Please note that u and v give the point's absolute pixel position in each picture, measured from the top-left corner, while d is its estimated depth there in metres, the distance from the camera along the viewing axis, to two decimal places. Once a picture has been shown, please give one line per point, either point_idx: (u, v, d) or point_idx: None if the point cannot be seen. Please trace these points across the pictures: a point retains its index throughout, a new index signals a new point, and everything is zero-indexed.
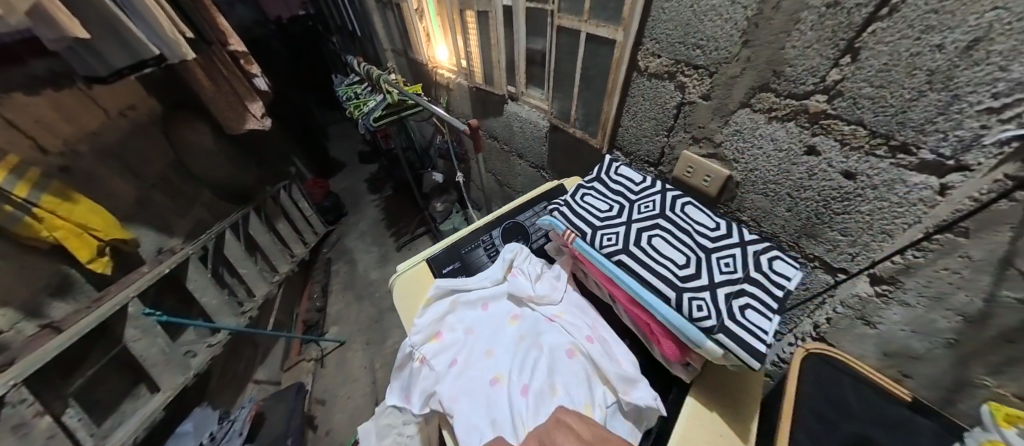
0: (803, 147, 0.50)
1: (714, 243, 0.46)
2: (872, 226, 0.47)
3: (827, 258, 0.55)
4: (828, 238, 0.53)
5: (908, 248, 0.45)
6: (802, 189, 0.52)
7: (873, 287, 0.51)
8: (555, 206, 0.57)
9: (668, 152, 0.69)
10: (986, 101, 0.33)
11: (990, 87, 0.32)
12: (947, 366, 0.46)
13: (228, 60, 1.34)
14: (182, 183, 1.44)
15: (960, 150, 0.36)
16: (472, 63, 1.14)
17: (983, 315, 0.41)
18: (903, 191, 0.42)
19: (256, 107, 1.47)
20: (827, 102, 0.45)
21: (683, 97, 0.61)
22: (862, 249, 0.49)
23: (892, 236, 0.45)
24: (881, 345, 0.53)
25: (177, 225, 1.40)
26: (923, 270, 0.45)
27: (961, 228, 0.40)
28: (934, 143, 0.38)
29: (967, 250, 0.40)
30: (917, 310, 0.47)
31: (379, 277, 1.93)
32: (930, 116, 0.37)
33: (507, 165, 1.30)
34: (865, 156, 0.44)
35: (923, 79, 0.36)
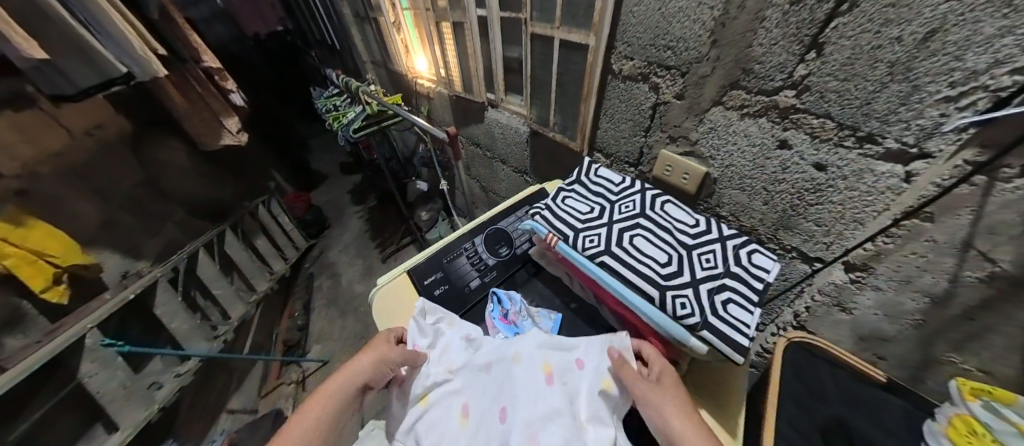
0: (775, 141, 0.50)
1: (694, 240, 0.46)
2: (844, 215, 0.48)
3: (804, 248, 0.55)
4: (803, 229, 0.53)
5: (878, 235, 0.46)
6: (777, 182, 0.53)
7: (848, 275, 0.52)
8: (537, 210, 0.55)
9: (647, 152, 0.69)
10: (944, 90, 0.34)
11: (947, 76, 0.33)
12: (915, 345, 0.48)
13: (201, 75, 1.30)
14: (152, 203, 1.38)
15: (922, 138, 0.37)
16: (450, 71, 1.14)
17: (947, 295, 0.42)
18: (871, 181, 0.43)
19: (231, 122, 1.43)
20: (795, 97, 0.46)
21: (657, 97, 0.61)
22: (837, 239, 0.50)
23: (863, 224, 0.46)
24: (856, 329, 0.55)
25: (145, 247, 1.34)
26: (893, 255, 0.46)
27: (926, 213, 0.41)
28: (897, 133, 0.39)
29: (932, 234, 0.41)
30: (888, 293, 0.48)
31: (365, 290, 1.87)
32: (894, 106, 0.38)
33: (490, 171, 1.29)
34: (835, 148, 0.45)
35: (885, 71, 0.37)
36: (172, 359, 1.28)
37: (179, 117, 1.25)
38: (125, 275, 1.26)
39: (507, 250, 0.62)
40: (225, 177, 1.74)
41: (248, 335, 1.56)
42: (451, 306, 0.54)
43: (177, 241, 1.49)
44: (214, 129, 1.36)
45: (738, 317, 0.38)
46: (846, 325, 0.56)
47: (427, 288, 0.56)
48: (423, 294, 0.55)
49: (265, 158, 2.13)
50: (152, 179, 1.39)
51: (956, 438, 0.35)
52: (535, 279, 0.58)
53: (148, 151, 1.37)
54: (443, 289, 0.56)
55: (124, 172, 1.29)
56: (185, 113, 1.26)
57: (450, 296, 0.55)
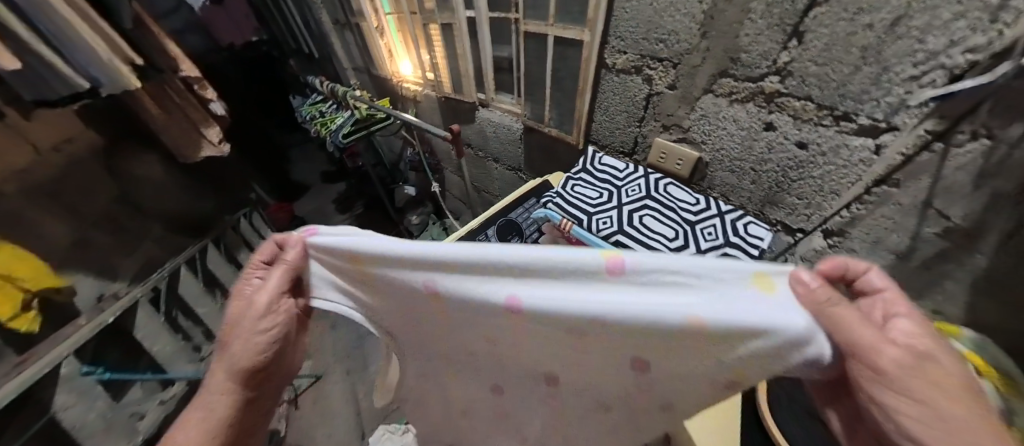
0: (762, 124, 0.54)
1: (696, 216, 0.48)
2: (823, 187, 0.52)
3: (788, 221, 0.60)
4: (788, 203, 0.58)
5: (852, 203, 0.50)
6: (764, 162, 0.57)
7: (826, 240, 0.57)
8: (549, 198, 0.57)
9: (641, 141, 0.72)
10: (909, 70, 0.38)
11: (911, 58, 0.37)
12: None
13: (180, 85, 1.22)
14: (127, 219, 1.28)
15: (891, 113, 0.41)
16: (439, 73, 1.14)
17: (908, 248, 0.48)
18: (847, 154, 0.47)
19: (211, 132, 1.34)
20: (779, 82, 0.50)
21: (651, 88, 0.64)
22: (818, 210, 0.54)
23: (840, 194, 0.51)
24: None
25: (120, 267, 1.24)
26: (866, 221, 0.50)
27: (894, 179, 0.45)
28: (869, 110, 0.43)
29: (897, 199, 0.45)
30: (861, 255, 0.54)
31: None
32: (867, 85, 0.42)
33: (483, 170, 1.29)
34: (815, 127, 0.49)
35: (858, 54, 0.41)
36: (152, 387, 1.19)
37: (156, 128, 1.18)
38: (102, 296, 1.18)
39: (519, 240, 0.60)
40: (207, 189, 1.64)
41: None
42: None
43: (155, 260, 1.39)
44: (194, 140, 1.28)
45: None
46: None
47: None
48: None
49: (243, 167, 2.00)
50: (125, 196, 1.27)
51: None
52: None
53: (122, 165, 1.26)
54: None
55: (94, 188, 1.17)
56: (163, 125, 1.19)
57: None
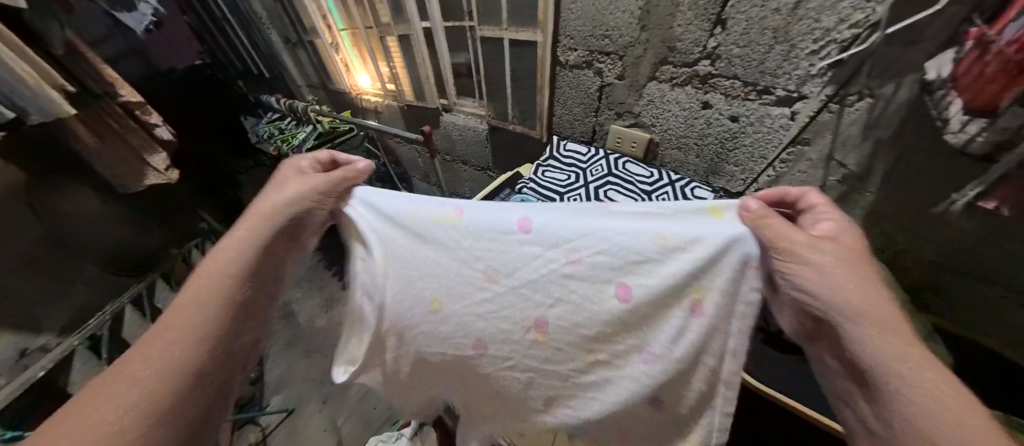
0: (700, 103, 0.60)
1: (652, 187, 0.54)
2: (753, 154, 0.59)
3: (728, 187, 0.66)
4: (728, 172, 0.64)
5: (776, 163, 0.57)
6: (706, 137, 0.63)
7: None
8: (523, 185, 0.59)
9: (599, 129, 0.77)
10: (811, 45, 0.45)
11: (810, 36, 0.44)
12: None
13: (119, 111, 1.08)
14: (56, 263, 1.16)
15: (800, 84, 0.48)
16: (400, 83, 1.14)
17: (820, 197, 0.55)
18: (770, 122, 0.54)
19: (156, 158, 1.21)
20: (711, 65, 0.56)
21: (602, 80, 0.69)
22: (751, 175, 0.61)
23: (767, 158, 0.57)
24: None
25: (47, 317, 1.14)
26: (787, 177, 0.57)
27: (805, 139, 0.52)
28: (783, 83, 0.50)
29: (810, 155, 0.53)
30: None
31: (327, 324, 1.42)
32: (779, 62, 0.49)
33: (453, 174, 1.29)
34: (743, 102, 0.55)
35: (771, 35, 0.47)
36: None
37: (91, 160, 1.07)
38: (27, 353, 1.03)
39: None
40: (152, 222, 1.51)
41: None
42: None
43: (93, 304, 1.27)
44: (139, 170, 1.17)
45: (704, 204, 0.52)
46: None
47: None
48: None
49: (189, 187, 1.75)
50: (54, 233, 1.14)
51: None
52: None
53: (51, 202, 1.10)
54: None
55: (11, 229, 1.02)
56: (100, 157, 1.08)
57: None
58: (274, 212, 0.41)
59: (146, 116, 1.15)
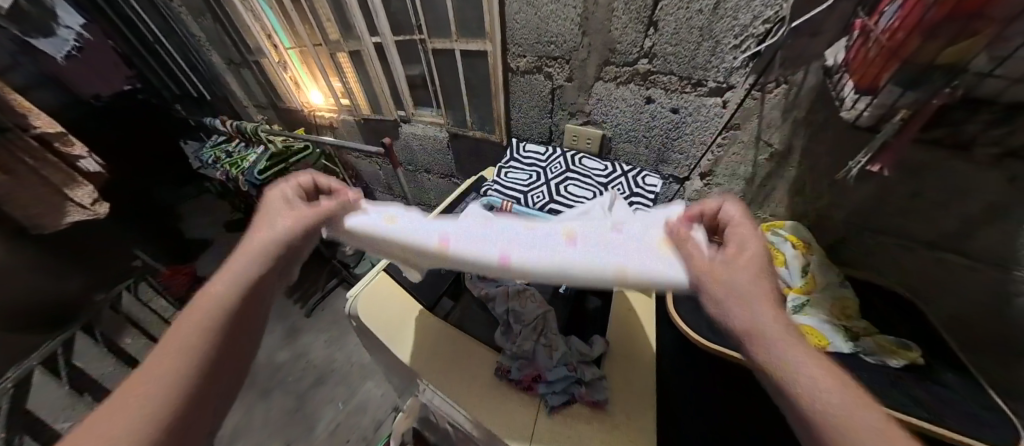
0: (644, 99, 0.64)
1: (607, 179, 0.56)
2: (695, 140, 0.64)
3: (676, 173, 0.71)
4: (675, 158, 0.69)
5: (715, 146, 0.63)
6: (652, 129, 0.67)
7: (702, 181, 0.69)
8: (487, 187, 0.59)
9: (555, 129, 0.79)
10: (732, 41, 0.49)
11: (731, 33, 0.49)
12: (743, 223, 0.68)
13: (37, 144, 0.95)
14: None
15: (727, 76, 0.53)
16: (355, 98, 1.11)
17: (754, 174, 0.62)
18: (706, 112, 0.59)
19: (81, 193, 1.06)
20: (649, 64, 0.59)
21: (553, 83, 0.71)
22: (695, 159, 0.66)
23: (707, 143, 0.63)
24: None
25: None
26: (725, 160, 0.63)
27: (735, 123, 0.58)
28: (713, 76, 0.54)
29: (741, 136, 0.59)
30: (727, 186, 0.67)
31: (290, 357, 1.29)
32: (708, 57, 0.53)
33: (417, 185, 1.26)
34: (681, 95, 0.60)
35: (698, 34, 0.52)
36: None
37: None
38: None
39: None
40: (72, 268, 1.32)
41: None
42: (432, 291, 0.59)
43: None
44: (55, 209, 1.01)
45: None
46: None
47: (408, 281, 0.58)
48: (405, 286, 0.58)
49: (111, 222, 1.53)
50: None
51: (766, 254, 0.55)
52: None
53: None
54: (421, 274, 0.58)
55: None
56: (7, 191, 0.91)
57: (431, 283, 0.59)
58: (272, 243, 0.37)
59: (69, 146, 1.01)
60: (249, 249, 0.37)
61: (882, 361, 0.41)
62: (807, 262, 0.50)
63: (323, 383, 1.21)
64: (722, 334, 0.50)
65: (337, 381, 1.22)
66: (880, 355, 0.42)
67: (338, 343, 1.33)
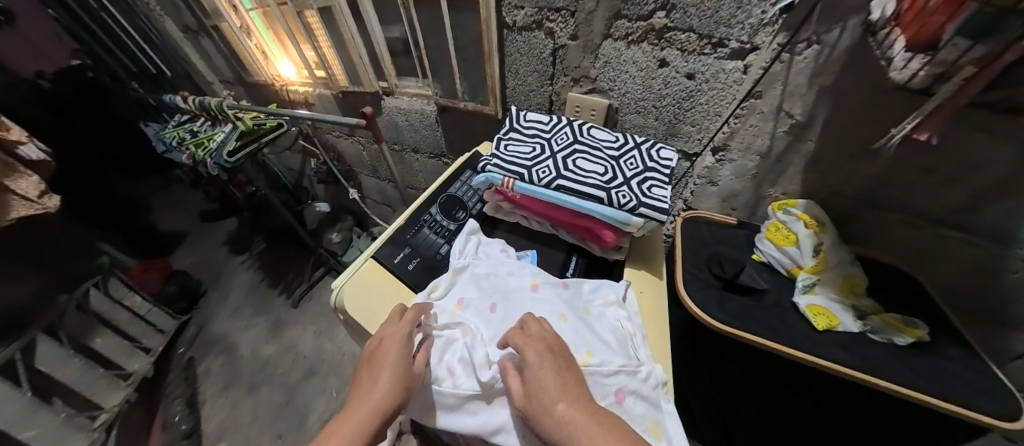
0: (656, 61, 0.52)
1: (619, 152, 0.49)
2: (708, 112, 0.53)
3: (684, 148, 0.59)
4: (684, 133, 0.57)
5: (730, 119, 0.52)
6: (662, 98, 0.55)
7: (714, 157, 0.58)
8: (486, 162, 0.51)
9: (556, 99, 0.67)
10: None
11: None
12: (751, 200, 0.60)
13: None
14: None
15: (753, 34, 0.42)
16: (330, 67, 0.98)
17: (769, 149, 0.52)
18: (723, 78, 0.48)
19: (23, 184, 0.85)
20: (666, 17, 0.47)
21: (555, 42, 0.58)
22: (707, 134, 0.55)
23: (720, 115, 0.52)
24: (721, 194, 0.63)
25: None
26: (741, 133, 0.53)
27: (758, 92, 0.48)
28: (737, 33, 0.43)
29: (761, 107, 0.49)
30: (739, 163, 0.57)
31: (277, 351, 1.24)
32: (733, 9, 0.42)
33: (404, 166, 1.16)
34: (699, 57, 0.48)
35: None
36: None
37: None
38: None
39: (464, 213, 0.53)
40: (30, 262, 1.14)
41: None
42: (427, 278, 0.45)
43: None
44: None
45: (661, 195, 0.42)
46: (713, 195, 0.64)
47: (397, 267, 0.45)
48: (394, 273, 0.45)
49: (71, 210, 1.37)
50: None
51: (769, 235, 0.52)
52: (492, 237, 0.51)
53: None
54: (417, 261, 0.46)
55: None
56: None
57: (424, 270, 0.46)
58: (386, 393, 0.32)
59: (5, 131, 0.82)
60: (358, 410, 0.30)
61: (888, 338, 0.41)
62: (818, 242, 0.48)
63: (313, 375, 1.17)
64: (733, 314, 0.47)
65: (328, 373, 1.17)
66: (887, 332, 0.41)
67: (327, 334, 1.28)
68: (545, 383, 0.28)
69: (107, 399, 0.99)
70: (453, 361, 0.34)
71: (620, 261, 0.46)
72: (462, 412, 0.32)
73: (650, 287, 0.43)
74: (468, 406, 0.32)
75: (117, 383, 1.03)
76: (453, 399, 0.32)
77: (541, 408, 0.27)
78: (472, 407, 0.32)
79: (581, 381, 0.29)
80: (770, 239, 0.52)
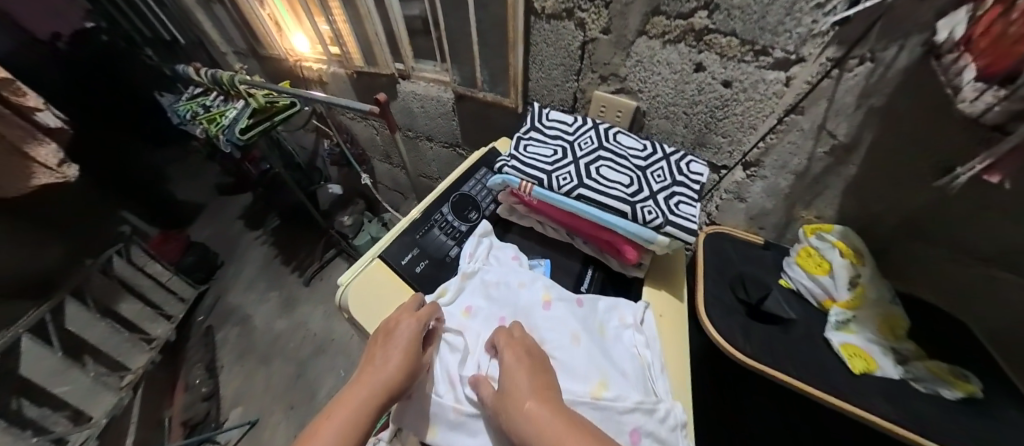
0: (692, 65, 0.48)
1: (646, 162, 0.46)
2: (742, 123, 0.50)
3: (712, 160, 0.57)
4: (715, 144, 0.55)
5: (766, 135, 0.49)
6: (693, 106, 0.52)
7: (745, 172, 0.55)
8: (503, 162, 0.47)
9: (580, 96, 0.63)
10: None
11: None
12: (782, 215, 0.57)
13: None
14: None
15: (801, 44, 0.39)
16: (345, 44, 0.94)
17: (807, 169, 0.49)
18: (763, 89, 0.45)
19: (43, 152, 0.86)
20: (707, 17, 0.43)
21: (584, 35, 0.54)
22: (740, 147, 0.53)
23: (756, 127, 0.49)
24: (749, 210, 0.60)
25: None
26: (776, 149, 0.50)
27: (800, 108, 0.44)
28: (784, 42, 0.40)
29: (801, 125, 0.46)
30: (771, 180, 0.54)
31: (289, 326, 1.29)
32: (782, 17, 0.38)
33: (417, 153, 1.14)
34: (738, 64, 0.45)
35: None
36: None
37: None
38: None
39: (476, 214, 0.51)
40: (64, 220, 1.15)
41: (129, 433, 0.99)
42: (434, 282, 0.43)
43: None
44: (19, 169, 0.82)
45: (689, 213, 0.39)
46: (739, 209, 0.62)
47: (404, 269, 0.44)
48: (400, 275, 0.44)
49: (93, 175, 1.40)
50: None
51: (801, 261, 0.51)
52: (503, 240, 0.48)
53: None
54: (424, 264, 0.45)
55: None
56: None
57: (433, 273, 0.44)
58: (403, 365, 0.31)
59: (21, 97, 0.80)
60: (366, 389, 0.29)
61: (933, 389, 0.40)
62: (855, 274, 0.47)
63: (323, 353, 1.22)
64: (759, 347, 0.47)
65: (336, 352, 1.22)
66: (933, 383, 0.40)
67: (337, 314, 1.32)
68: (515, 379, 0.27)
69: (133, 360, 1.06)
70: (456, 373, 0.33)
71: (639, 278, 0.44)
72: (462, 429, 0.31)
73: (670, 311, 0.41)
74: (469, 423, 0.30)
75: (143, 346, 1.09)
76: (455, 415, 0.31)
77: (504, 404, 0.26)
78: (471, 425, 0.30)
79: (553, 382, 0.28)
80: (801, 266, 0.51)
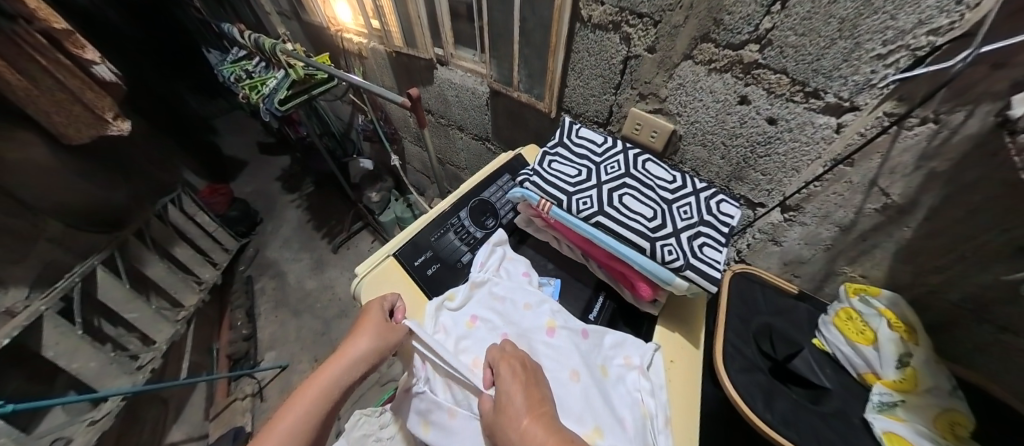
0: (736, 97, 0.47)
1: (673, 195, 0.47)
2: (785, 164, 0.49)
3: (749, 196, 0.57)
4: (752, 180, 0.54)
5: (812, 181, 0.48)
6: (734, 138, 0.51)
7: (783, 215, 0.56)
8: (525, 176, 0.50)
9: (616, 110, 0.62)
10: (877, 48, 0.34)
11: (882, 35, 0.33)
12: (822, 263, 0.57)
13: (43, 41, 0.75)
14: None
15: (856, 92, 0.38)
16: (386, 20, 0.93)
17: (853, 223, 0.49)
18: (811, 132, 0.44)
19: (102, 104, 0.89)
20: (758, 52, 0.41)
21: (628, 50, 0.53)
22: (778, 186, 0.52)
23: (800, 171, 0.48)
24: (783, 256, 0.62)
25: None
26: (819, 198, 0.50)
27: (850, 159, 0.43)
28: (837, 88, 0.38)
29: (850, 177, 0.45)
30: (811, 227, 0.54)
31: (318, 286, 1.44)
32: (837, 62, 0.37)
33: (448, 140, 1.16)
34: (786, 103, 0.43)
35: (835, 27, 0.35)
36: (80, 407, 0.84)
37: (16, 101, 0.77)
38: None
39: (493, 221, 0.54)
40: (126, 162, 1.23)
41: (183, 357, 1.14)
42: (448, 286, 0.47)
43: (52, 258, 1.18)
44: (82, 117, 0.87)
45: (712, 257, 0.41)
46: (775, 255, 0.64)
47: (416, 271, 0.48)
48: (413, 276, 0.47)
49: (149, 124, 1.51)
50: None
51: (838, 323, 0.51)
52: (518, 251, 0.52)
53: None
54: (436, 266, 0.48)
55: (53, 186, 0.93)
56: (25, 97, 0.77)
57: (443, 276, 0.48)
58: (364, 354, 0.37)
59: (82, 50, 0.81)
60: (343, 358, 0.37)
61: None
62: (905, 352, 0.45)
63: (347, 315, 1.35)
64: (780, 417, 0.46)
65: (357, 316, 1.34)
66: None
67: None
68: (512, 398, 0.31)
69: (185, 296, 1.20)
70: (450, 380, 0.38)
71: (653, 316, 0.45)
72: (454, 431, 0.36)
73: (684, 357, 0.42)
74: (462, 426, 0.36)
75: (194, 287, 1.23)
76: (449, 418, 0.37)
77: (504, 421, 0.30)
78: (466, 430, 0.36)
79: (547, 398, 0.31)
80: (837, 327, 0.51)
